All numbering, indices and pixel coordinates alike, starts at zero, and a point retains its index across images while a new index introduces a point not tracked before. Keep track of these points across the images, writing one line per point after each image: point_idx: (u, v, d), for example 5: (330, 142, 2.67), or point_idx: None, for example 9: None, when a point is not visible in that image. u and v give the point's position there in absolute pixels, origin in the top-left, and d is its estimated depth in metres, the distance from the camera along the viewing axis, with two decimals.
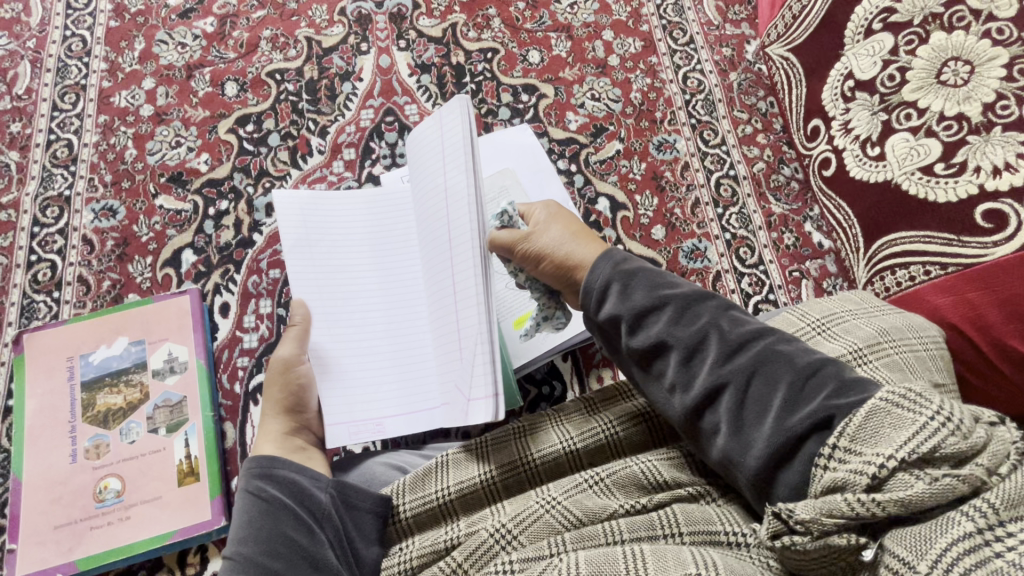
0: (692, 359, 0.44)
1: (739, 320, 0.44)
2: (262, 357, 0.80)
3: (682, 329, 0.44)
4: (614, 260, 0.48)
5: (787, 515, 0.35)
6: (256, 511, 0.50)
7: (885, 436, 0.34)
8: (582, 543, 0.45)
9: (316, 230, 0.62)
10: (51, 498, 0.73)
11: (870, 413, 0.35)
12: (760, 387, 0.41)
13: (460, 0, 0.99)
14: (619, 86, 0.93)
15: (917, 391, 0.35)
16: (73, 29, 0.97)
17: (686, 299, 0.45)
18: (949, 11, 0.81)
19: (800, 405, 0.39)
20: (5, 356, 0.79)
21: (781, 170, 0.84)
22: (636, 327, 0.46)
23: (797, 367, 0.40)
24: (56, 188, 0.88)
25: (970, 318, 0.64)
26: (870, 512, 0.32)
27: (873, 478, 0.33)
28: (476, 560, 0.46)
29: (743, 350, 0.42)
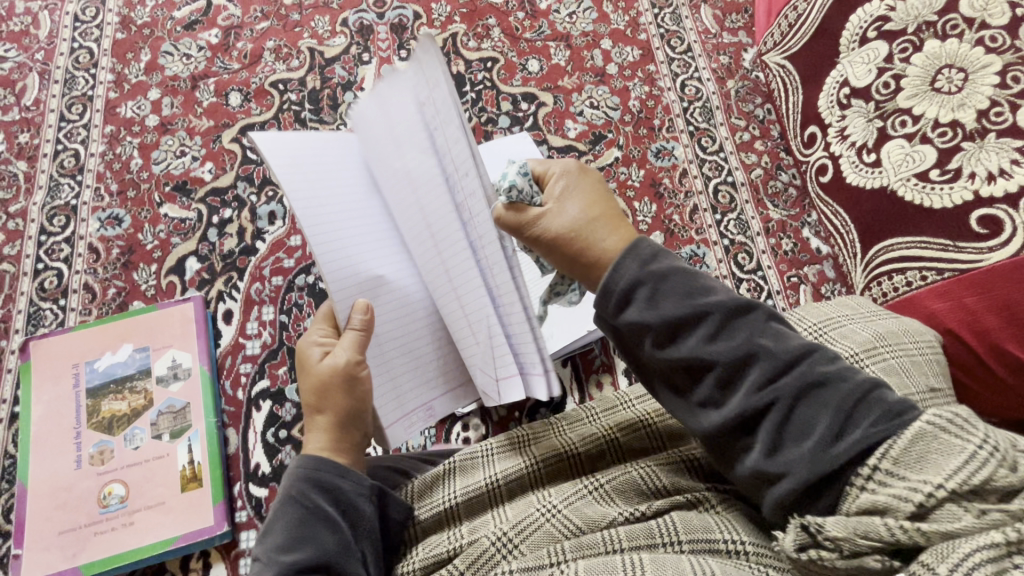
0: (732, 377, 0.38)
1: (782, 334, 0.38)
2: (264, 364, 0.81)
3: (721, 345, 0.38)
4: (640, 258, 0.40)
5: (818, 530, 0.33)
6: (296, 517, 0.47)
7: (933, 462, 0.32)
8: (581, 554, 0.44)
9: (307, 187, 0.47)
10: (56, 504, 0.73)
11: (915, 438, 0.33)
12: (806, 411, 0.36)
13: (460, 11, 1.01)
14: (618, 94, 0.94)
15: (964, 416, 0.33)
16: (80, 42, 0.99)
17: (723, 309, 0.38)
18: (942, 19, 0.80)
19: (849, 432, 0.34)
20: (12, 363, 0.80)
21: (779, 176, 0.86)
22: (663, 340, 0.39)
23: (846, 391, 0.35)
24: (64, 197, 0.89)
25: (969, 322, 0.65)
26: (910, 540, 0.31)
27: (919, 506, 0.31)
28: (478, 568, 0.47)
29: (790, 370, 0.36)
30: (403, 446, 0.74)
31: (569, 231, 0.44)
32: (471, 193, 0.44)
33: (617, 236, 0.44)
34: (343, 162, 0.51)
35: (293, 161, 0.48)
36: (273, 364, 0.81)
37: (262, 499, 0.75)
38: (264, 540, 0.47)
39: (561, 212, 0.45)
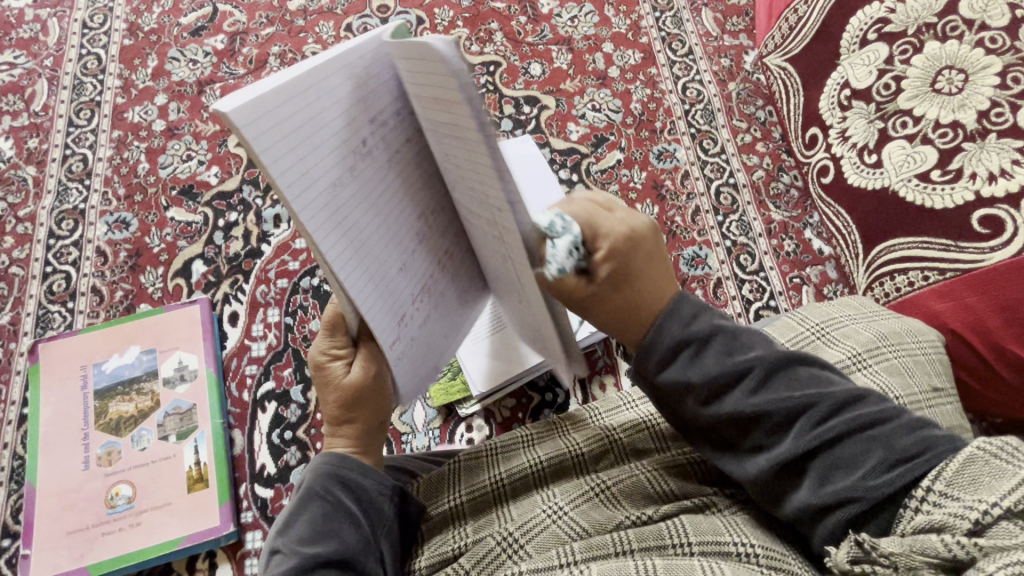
0: (780, 427, 0.39)
1: (823, 383, 0.40)
2: (270, 366, 0.81)
3: (767, 400, 0.40)
4: (682, 318, 0.42)
5: (871, 547, 0.34)
6: (318, 512, 0.47)
7: (985, 485, 0.33)
8: (591, 556, 0.44)
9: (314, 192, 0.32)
10: (65, 505, 0.74)
11: (965, 463, 0.34)
12: (853, 449, 0.38)
13: (463, 16, 1.02)
14: (620, 97, 0.95)
15: (1015, 445, 0.34)
16: (88, 48, 1.01)
17: (766, 363, 0.40)
18: (942, 21, 0.80)
19: (898, 462, 0.36)
20: (21, 365, 0.81)
21: (781, 178, 0.86)
22: (710, 398, 0.41)
23: (889, 427, 0.37)
24: (72, 202, 0.90)
25: (971, 324, 0.66)
26: (968, 555, 0.31)
27: (975, 523, 0.32)
28: (484, 567, 0.46)
29: (837, 413, 0.39)
30: (407, 446, 0.75)
31: (620, 293, 0.43)
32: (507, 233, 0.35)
33: (664, 294, 0.43)
34: (321, 115, 0.31)
35: (275, 155, 0.29)
36: (279, 365, 0.81)
37: (267, 500, 0.75)
38: (282, 534, 0.47)
39: (615, 270, 0.42)
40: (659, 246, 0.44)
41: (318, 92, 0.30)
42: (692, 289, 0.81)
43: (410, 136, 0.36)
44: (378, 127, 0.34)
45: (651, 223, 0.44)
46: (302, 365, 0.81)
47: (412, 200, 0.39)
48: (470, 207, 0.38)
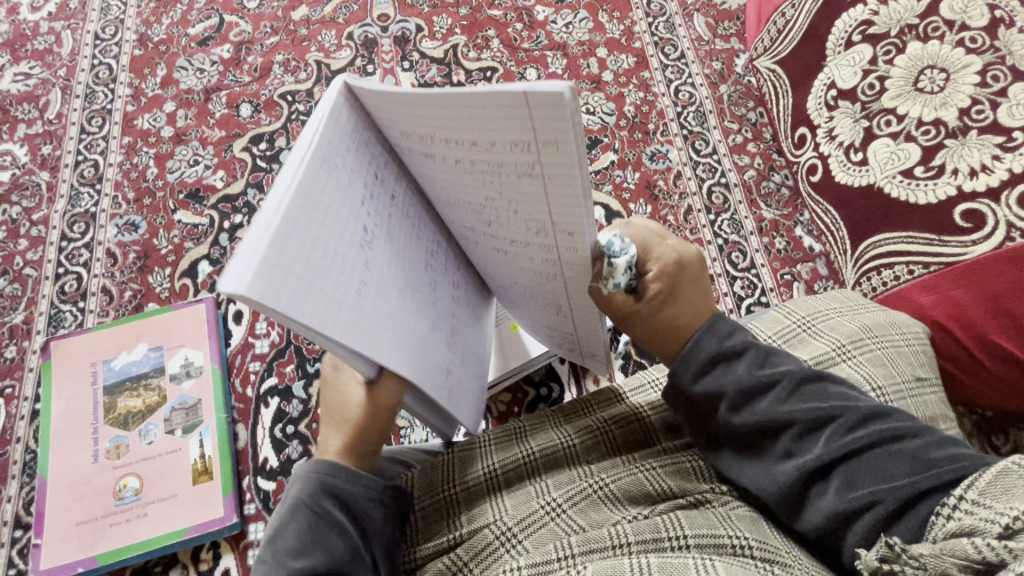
0: (807, 435, 0.42)
1: (846, 396, 0.44)
2: (273, 362, 0.84)
3: (795, 407, 0.43)
4: (719, 333, 0.46)
5: (901, 549, 0.35)
6: (306, 521, 0.47)
7: (1018, 495, 0.34)
8: (586, 552, 0.45)
9: (345, 289, 0.33)
10: (75, 496, 0.76)
11: (1000, 474, 0.35)
12: (881, 458, 0.40)
13: (460, 24, 1.05)
14: (613, 100, 0.98)
15: None
16: (100, 58, 1.05)
17: (793, 377, 0.44)
18: (924, 22, 0.82)
19: (927, 467, 0.39)
20: (34, 362, 0.84)
21: (771, 177, 0.87)
22: (739, 404, 0.44)
23: (916, 437, 0.40)
24: (83, 206, 0.94)
25: (955, 315, 0.66)
26: (996, 557, 0.32)
27: (1006, 527, 0.32)
28: (481, 560, 0.49)
29: (862, 425, 0.41)
30: (405, 439, 0.77)
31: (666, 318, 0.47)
32: (574, 258, 0.40)
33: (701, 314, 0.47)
34: (320, 223, 0.32)
35: (297, 301, 0.29)
36: (281, 362, 0.84)
37: (270, 492, 0.78)
38: (269, 544, 0.47)
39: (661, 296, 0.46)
40: (703, 274, 0.48)
41: (308, 208, 0.31)
42: None
43: (393, 193, 0.40)
44: (367, 205, 0.36)
45: (698, 253, 0.47)
46: (304, 361, 0.84)
47: (410, 255, 0.42)
48: (514, 238, 0.42)
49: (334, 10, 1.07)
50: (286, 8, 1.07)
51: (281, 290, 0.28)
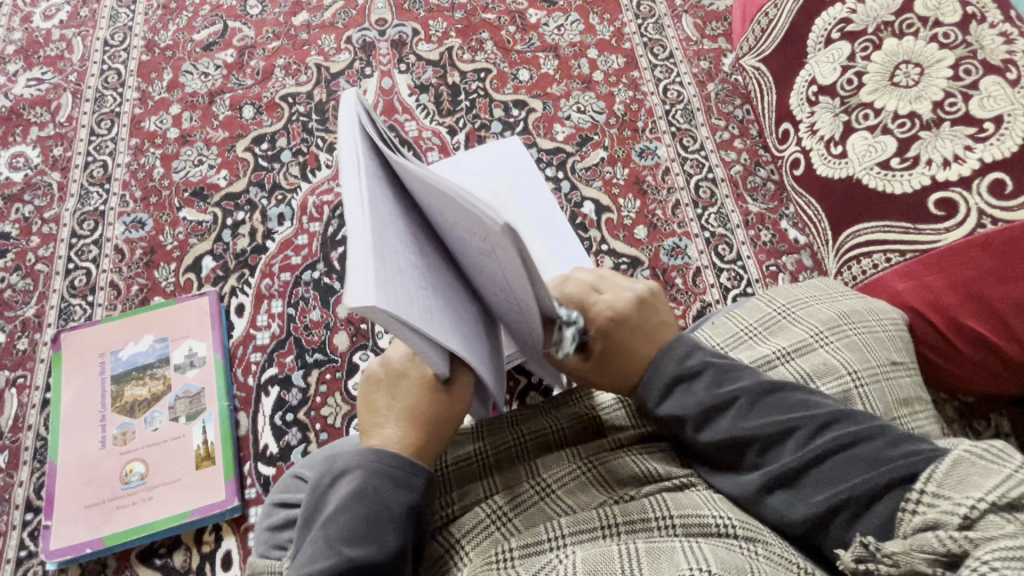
0: (770, 447, 0.46)
1: (806, 402, 0.47)
2: (273, 353, 0.87)
3: (754, 422, 0.46)
4: (677, 356, 0.51)
5: (876, 548, 0.38)
6: (362, 512, 0.45)
7: (972, 484, 0.37)
8: (577, 532, 0.47)
9: (427, 301, 0.39)
10: (83, 480, 0.80)
11: (954, 464, 0.39)
12: (839, 464, 0.43)
13: (456, 27, 1.09)
14: (603, 99, 1.02)
15: (997, 447, 0.39)
16: (109, 64, 1.09)
17: (751, 392, 0.48)
18: (899, 19, 0.81)
19: (881, 463, 0.41)
20: (44, 353, 0.88)
21: (757, 172, 0.95)
22: (703, 423, 0.48)
23: (872, 438, 0.43)
24: (93, 204, 0.97)
25: (930, 302, 0.67)
26: (960, 548, 0.35)
27: (964, 518, 0.36)
28: (472, 537, 0.50)
29: (822, 433, 0.44)
30: None
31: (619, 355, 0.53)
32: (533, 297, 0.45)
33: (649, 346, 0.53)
34: (395, 255, 0.38)
35: (404, 309, 0.35)
36: (281, 353, 0.87)
37: (269, 477, 0.80)
38: (321, 526, 0.45)
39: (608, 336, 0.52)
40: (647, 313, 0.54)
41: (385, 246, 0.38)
42: (672, 277, 0.89)
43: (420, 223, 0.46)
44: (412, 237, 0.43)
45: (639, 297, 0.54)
46: (303, 352, 0.87)
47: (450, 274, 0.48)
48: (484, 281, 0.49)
49: (333, 15, 1.11)
50: (287, 13, 1.11)
51: (393, 296, 0.35)
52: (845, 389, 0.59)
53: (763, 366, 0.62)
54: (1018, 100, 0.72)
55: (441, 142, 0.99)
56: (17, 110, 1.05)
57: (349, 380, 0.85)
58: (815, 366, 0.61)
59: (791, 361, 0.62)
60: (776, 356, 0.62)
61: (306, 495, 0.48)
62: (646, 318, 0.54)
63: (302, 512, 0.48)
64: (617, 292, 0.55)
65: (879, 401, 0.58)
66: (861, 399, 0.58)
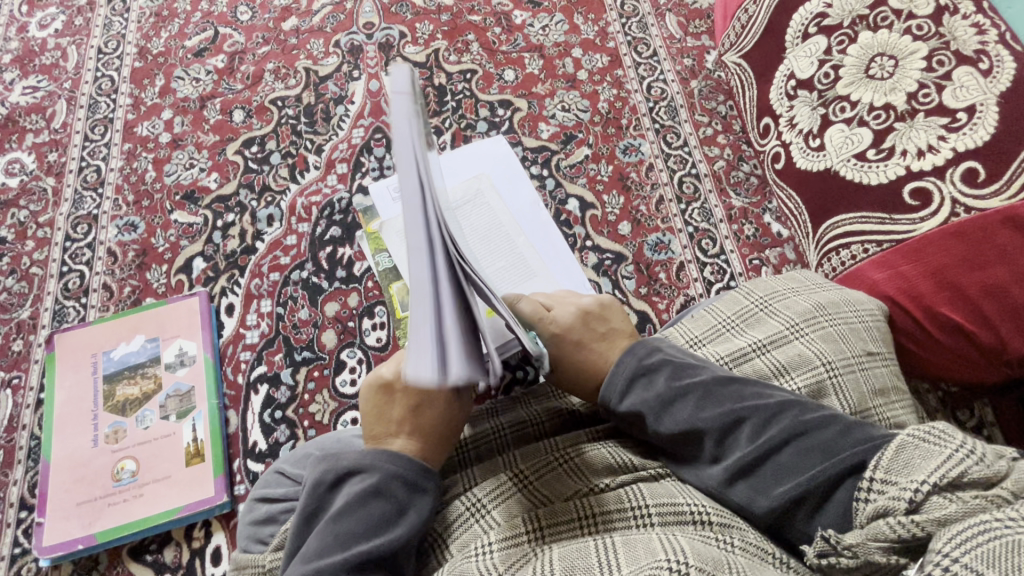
0: (728, 440, 0.47)
1: (760, 395, 0.48)
2: (263, 351, 0.88)
3: (708, 413, 0.48)
4: (638, 355, 0.53)
5: (836, 541, 0.37)
6: (378, 512, 0.45)
7: (917, 466, 0.37)
8: (555, 525, 0.46)
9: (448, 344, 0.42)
10: (75, 478, 0.81)
11: (898, 449, 0.38)
12: (793, 454, 0.43)
13: (442, 29, 1.10)
14: (588, 97, 1.03)
15: (942, 428, 0.38)
16: (103, 71, 1.11)
17: (706, 385, 0.49)
18: (874, 12, 0.82)
19: (836, 451, 0.42)
20: (39, 354, 0.89)
21: (741, 167, 0.96)
22: (662, 414, 0.49)
23: (826, 430, 0.43)
24: (86, 208, 0.99)
25: (906, 290, 0.68)
26: (912, 534, 0.34)
27: (910, 502, 0.35)
28: (452, 531, 0.49)
29: (774, 421, 0.45)
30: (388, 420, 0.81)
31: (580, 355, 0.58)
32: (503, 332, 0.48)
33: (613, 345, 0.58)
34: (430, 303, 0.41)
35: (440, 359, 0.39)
36: (271, 351, 0.88)
37: (258, 474, 0.82)
38: (331, 521, 0.45)
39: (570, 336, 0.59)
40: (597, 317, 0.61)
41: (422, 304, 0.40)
42: (656, 272, 0.90)
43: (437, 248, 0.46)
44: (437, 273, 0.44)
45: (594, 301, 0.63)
46: (291, 350, 0.88)
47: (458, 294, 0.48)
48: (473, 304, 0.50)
49: (322, 19, 1.12)
50: (277, 19, 1.13)
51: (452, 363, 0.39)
52: (818, 381, 0.58)
53: (738, 359, 0.61)
54: (990, 90, 0.72)
55: None
56: (13, 117, 1.07)
57: (337, 378, 0.86)
58: (789, 358, 0.59)
59: (766, 353, 0.60)
60: (751, 349, 0.61)
61: (304, 494, 0.48)
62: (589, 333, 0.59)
63: (301, 508, 0.48)
64: (562, 310, 0.62)
65: (854, 392, 0.57)
66: (835, 391, 0.57)
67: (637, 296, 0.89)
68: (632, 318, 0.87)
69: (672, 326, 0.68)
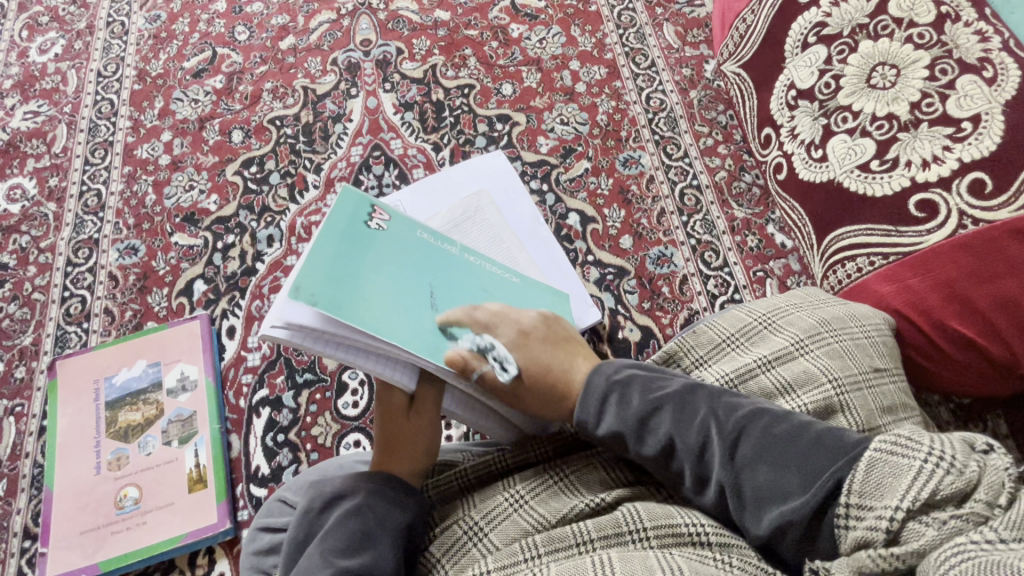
0: (708, 460, 0.43)
1: (732, 406, 0.44)
2: (264, 374, 0.88)
3: (685, 430, 0.45)
4: (606, 373, 0.51)
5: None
6: (358, 528, 0.45)
7: (889, 487, 0.33)
8: (552, 548, 0.43)
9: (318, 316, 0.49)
10: (79, 506, 0.81)
11: (868, 468, 0.35)
12: (774, 474, 0.40)
13: (439, 45, 1.10)
14: (586, 110, 1.02)
15: (906, 434, 0.35)
16: (102, 94, 1.11)
17: (679, 399, 0.47)
18: (874, 20, 0.80)
19: (818, 469, 0.39)
20: (41, 381, 0.89)
21: (742, 177, 0.95)
22: (640, 435, 0.46)
23: (803, 445, 0.40)
24: (88, 232, 0.99)
25: (914, 303, 0.66)
26: (896, 567, 0.32)
27: (887, 532, 0.32)
28: (451, 556, 0.46)
29: (743, 435, 0.42)
30: None
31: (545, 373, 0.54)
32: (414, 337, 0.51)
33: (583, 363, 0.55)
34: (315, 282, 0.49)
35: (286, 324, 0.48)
36: (272, 374, 0.88)
37: (261, 499, 0.81)
38: (319, 542, 0.45)
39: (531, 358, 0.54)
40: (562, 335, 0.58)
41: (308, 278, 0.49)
42: (659, 286, 0.89)
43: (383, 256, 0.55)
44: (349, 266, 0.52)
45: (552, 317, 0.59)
46: (293, 372, 0.87)
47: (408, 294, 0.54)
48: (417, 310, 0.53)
49: (319, 37, 1.12)
50: (274, 38, 1.13)
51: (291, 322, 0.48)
52: (826, 398, 0.55)
53: (743, 375, 0.59)
54: (995, 98, 0.71)
55: (426, 159, 1.00)
56: (14, 142, 1.08)
57: (338, 400, 0.86)
58: (795, 375, 0.57)
59: (772, 370, 0.58)
60: (757, 365, 0.59)
61: (294, 522, 0.48)
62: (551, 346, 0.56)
63: (290, 537, 0.47)
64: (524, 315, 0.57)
65: (861, 409, 0.55)
66: (844, 409, 0.55)
67: (640, 312, 0.88)
68: (635, 333, 0.86)
69: (673, 343, 0.66)
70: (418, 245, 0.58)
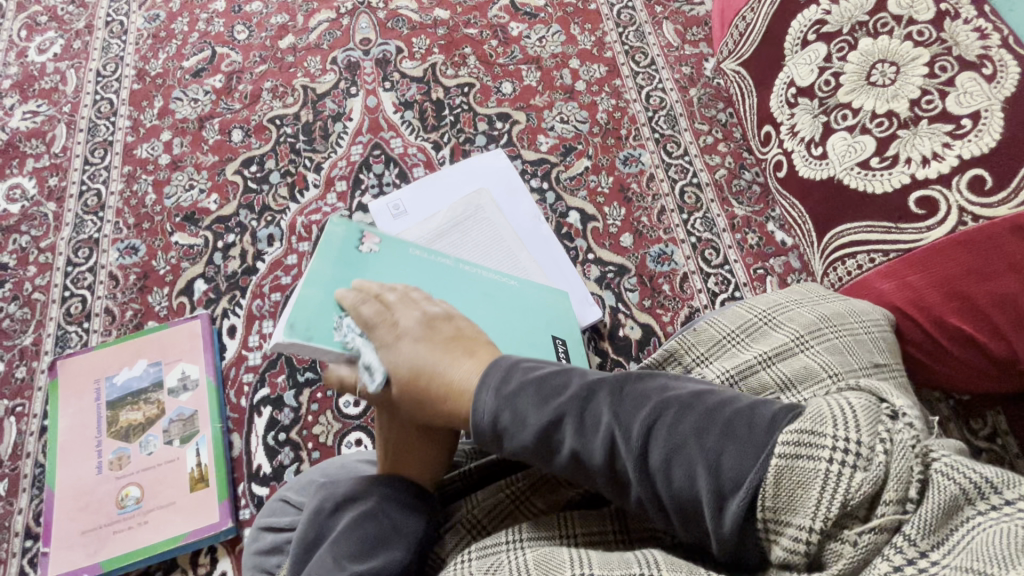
0: (619, 469, 0.36)
1: (636, 403, 0.36)
2: (265, 374, 0.88)
3: (587, 441, 0.37)
4: (492, 387, 0.41)
5: None
6: (372, 532, 0.45)
7: (801, 501, 0.29)
8: (538, 538, 0.42)
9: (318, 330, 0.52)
10: (80, 506, 0.81)
11: (776, 480, 0.29)
12: (689, 479, 0.32)
13: (438, 43, 1.10)
14: (586, 108, 1.02)
15: (807, 428, 0.30)
16: (102, 94, 1.11)
17: (577, 404, 0.38)
18: (873, 18, 0.80)
19: (734, 475, 0.31)
20: (42, 381, 0.89)
21: (742, 175, 0.95)
22: (543, 452, 0.38)
23: (712, 441, 0.32)
24: (88, 232, 0.99)
25: (914, 300, 0.66)
26: None
27: (806, 555, 0.29)
28: (450, 551, 0.46)
29: (650, 437, 0.34)
30: None
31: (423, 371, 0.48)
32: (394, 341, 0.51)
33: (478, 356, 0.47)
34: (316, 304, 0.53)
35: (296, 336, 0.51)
36: (273, 373, 0.88)
37: (263, 498, 0.81)
38: (329, 545, 0.45)
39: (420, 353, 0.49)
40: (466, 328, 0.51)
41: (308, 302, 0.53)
42: (659, 284, 0.89)
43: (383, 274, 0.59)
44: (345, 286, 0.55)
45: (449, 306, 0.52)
46: (294, 371, 0.87)
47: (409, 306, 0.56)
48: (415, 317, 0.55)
49: (318, 37, 1.12)
50: (274, 37, 1.13)
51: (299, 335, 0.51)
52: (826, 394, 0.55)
53: (743, 372, 0.59)
54: (995, 95, 0.71)
55: (426, 158, 1.00)
56: (13, 142, 1.07)
57: (339, 399, 0.86)
58: (795, 371, 0.57)
59: (772, 365, 0.58)
60: (757, 361, 0.59)
61: (304, 522, 0.48)
62: (434, 342, 0.49)
63: (300, 537, 0.47)
64: (406, 313, 0.52)
65: None
66: None
67: (641, 309, 0.88)
68: (636, 331, 0.86)
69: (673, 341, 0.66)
70: (414, 260, 0.61)
